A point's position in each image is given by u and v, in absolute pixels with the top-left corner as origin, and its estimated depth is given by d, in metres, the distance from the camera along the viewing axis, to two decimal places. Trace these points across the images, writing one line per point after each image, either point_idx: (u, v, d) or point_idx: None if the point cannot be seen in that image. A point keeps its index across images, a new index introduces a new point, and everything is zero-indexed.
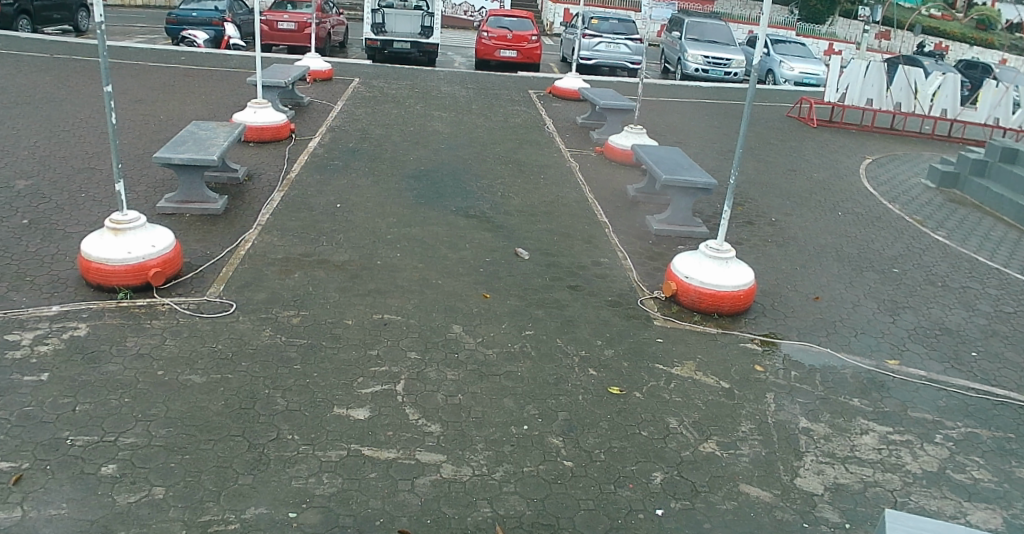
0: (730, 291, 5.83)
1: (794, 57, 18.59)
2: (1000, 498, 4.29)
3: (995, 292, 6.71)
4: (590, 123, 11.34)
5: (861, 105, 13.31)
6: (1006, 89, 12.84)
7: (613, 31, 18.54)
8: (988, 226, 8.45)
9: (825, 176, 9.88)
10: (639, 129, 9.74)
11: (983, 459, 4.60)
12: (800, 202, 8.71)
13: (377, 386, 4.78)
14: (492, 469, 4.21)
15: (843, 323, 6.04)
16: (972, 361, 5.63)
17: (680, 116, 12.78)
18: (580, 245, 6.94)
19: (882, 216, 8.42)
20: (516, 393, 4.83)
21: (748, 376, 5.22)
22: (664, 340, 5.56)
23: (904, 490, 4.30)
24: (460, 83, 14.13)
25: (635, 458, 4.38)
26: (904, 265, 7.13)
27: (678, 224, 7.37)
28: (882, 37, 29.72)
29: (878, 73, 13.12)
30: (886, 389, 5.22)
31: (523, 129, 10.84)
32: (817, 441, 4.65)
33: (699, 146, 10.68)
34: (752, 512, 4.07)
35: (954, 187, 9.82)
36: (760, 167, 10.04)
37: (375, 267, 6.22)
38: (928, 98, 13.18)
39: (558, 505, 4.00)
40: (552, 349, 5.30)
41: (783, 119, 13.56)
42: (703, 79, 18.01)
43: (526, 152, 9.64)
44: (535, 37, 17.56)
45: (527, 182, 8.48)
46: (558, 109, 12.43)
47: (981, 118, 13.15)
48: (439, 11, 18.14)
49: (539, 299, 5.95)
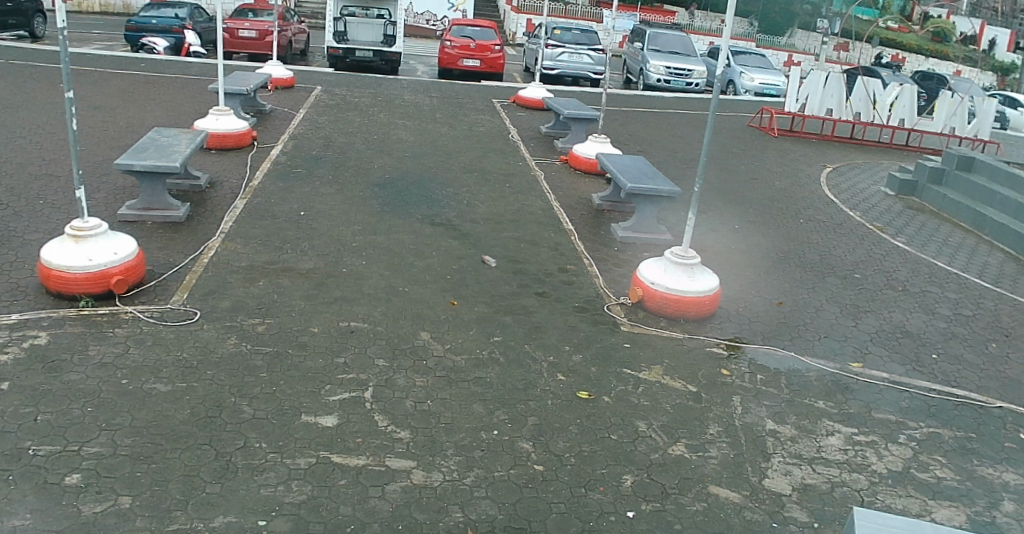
0: (697, 297, 5.87)
1: (754, 68, 18.89)
2: (963, 496, 4.39)
3: (954, 296, 6.88)
4: (554, 132, 11.40)
5: (822, 115, 13.45)
6: (962, 100, 13.27)
7: (577, 41, 18.73)
8: (945, 231, 8.66)
9: (785, 184, 10.04)
10: (603, 138, 9.80)
11: (945, 458, 4.71)
12: (762, 210, 8.83)
13: (344, 394, 4.78)
14: (463, 474, 4.23)
15: (806, 327, 6.12)
16: (933, 363, 5.77)
17: (643, 125, 12.94)
18: (546, 253, 6.97)
19: (842, 222, 8.58)
20: (485, 398, 4.85)
21: (714, 380, 5.27)
22: (632, 344, 5.58)
23: (871, 489, 4.38)
24: (423, 91, 14.16)
25: (605, 461, 4.43)
26: (865, 270, 7.28)
27: (643, 231, 7.42)
28: (840, 48, 30.36)
29: (838, 84, 13.33)
30: (851, 392, 5.32)
31: (488, 138, 10.89)
32: (783, 443, 4.73)
33: (662, 155, 10.78)
34: (722, 512, 4.13)
35: (913, 196, 10.01)
36: (723, 176, 10.16)
37: (341, 275, 6.19)
38: (887, 108, 13.49)
39: (530, 508, 4.03)
40: (520, 355, 5.31)
41: (744, 128, 13.77)
42: (666, 89, 18.21)
43: (492, 161, 9.67)
44: (498, 47, 17.68)
45: (492, 191, 8.50)
46: (523, 118, 12.52)
47: (937, 127, 13.50)
48: (402, 21, 18.15)
49: (506, 305, 5.95)
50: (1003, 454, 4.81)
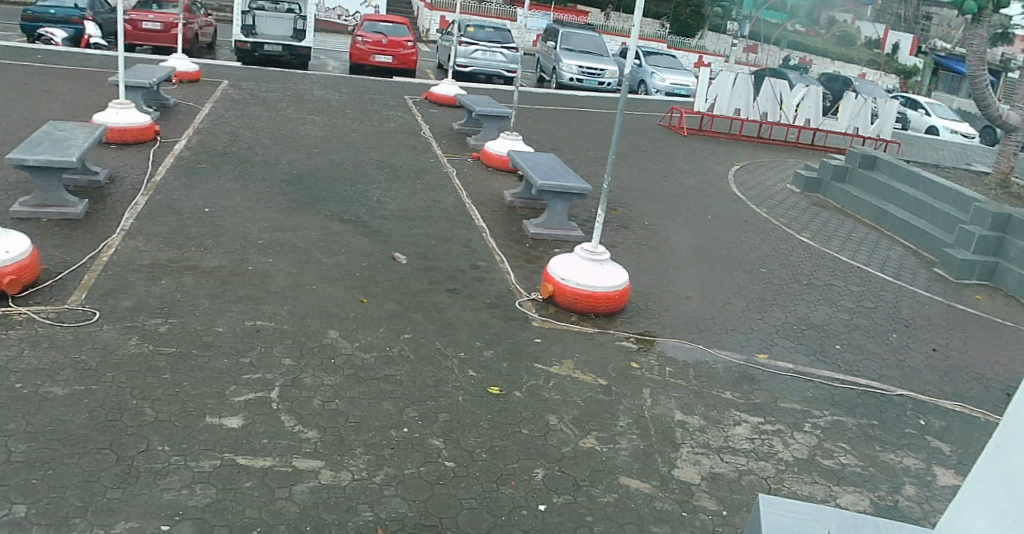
0: (606, 292, 5.96)
1: (665, 69, 19.33)
2: (867, 481, 4.58)
3: (856, 289, 7.17)
4: (466, 129, 11.42)
5: (730, 114, 13.87)
6: (864, 101, 13.85)
7: (490, 39, 18.75)
8: (848, 227, 9.03)
9: (693, 181, 10.30)
10: (515, 135, 9.86)
11: (849, 445, 4.91)
12: (671, 207, 9.05)
13: (250, 394, 4.69)
14: (372, 473, 4.20)
15: (713, 320, 6.30)
16: (837, 353, 6.01)
17: (557, 123, 13.07)
18: (456, 249, 6.98)
19: (748, 219, 8.86)
20: (395, 396, 4.83)
21: (624, 373, 5.38)
22: (543, 340, 5.64)
23: (778, 477, 4.53)
24: (333, 87, 14.00)
25: (516, 456, 4.46)
26: (771, 265, 7.53)
27: (554, 228, 7.51)
28: (749, 50, 31.40)
29: (746, 85, 13.72)
30: (758, 382, 5.49)
31: (399, 134, 10.85)
32: (692, 433, 4.85)
33: (573, 153, 10.92)
34: (632, 503, 4.21)
35: (817, 192, 10.45)
36: (633, 173, 10.36)
37: (247, 272, 6.07)
38: (792, 109, 14.05)
39: (441, 505, 4.02)
40: (431, 351, 5.31)
41: (654, 127, 14.05)
42: (578, 88, 18.44)
43: (402, 158, 9.63)
44: (411, 43, 17.54)
45: (403, 187, 8.47)
46: (435, 115, 12.52)
47: (842, 127, 14.07)
48: (312, 16, 17.84)
49: (417, 302, 5.93)
50: (903, 439, 5.04)
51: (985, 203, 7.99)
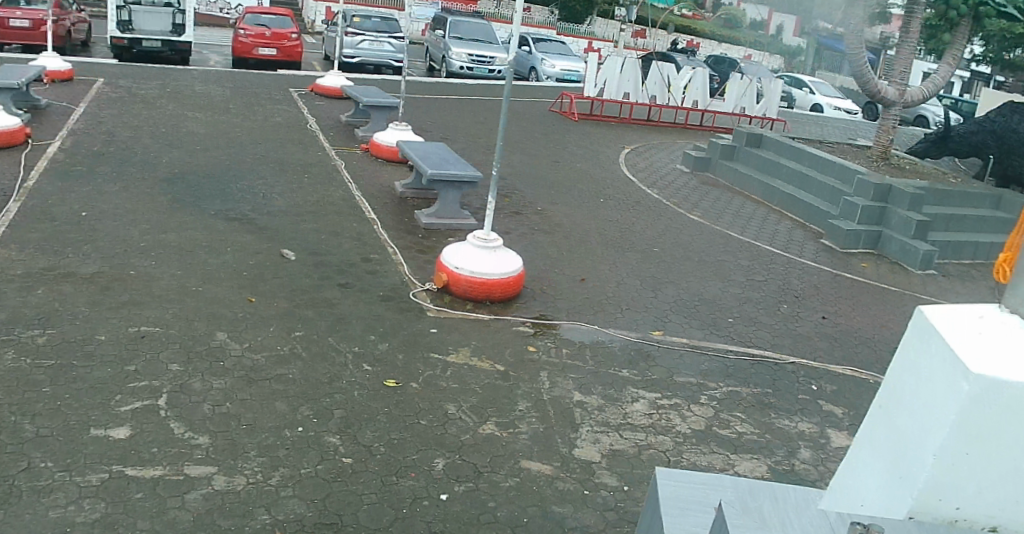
0: (500, 278, 6.02)
1: (555, 55, 19.52)
2: (762, 448, 4.77)
3: (746, 264, 7.44)
4: (355, 121, 11.30)
5: (619, 99, 14.19)
6: (749, 82, 14.55)
7: (377, 29, 18.43)
8: (737, 204, 9.36)
9: (585, 166, 10.48)
10: (403, 125, 9.82)
11: (744, 414, 5.10)
12: (563, 191, 9.18)
13: (137, 403, 4.54)
14: (267, 475, 4.12)
15: (608, 301, 6.44)
16: (730, 326, 6.23)
17: (451, 113, 13.04)
18: (348, 243, 6.91)
19: (639, 200, 9.08)
20: (289, 395, 4.77)
21: (521, 357, 5.44)
22: (439, 329, 5.65)
23: (677, 450, 4.68)
24: (215, 82, 13.61)
25: (415, 447, 4.47)
26: (663, 244, 7.74)
27: (448, 217, 7.52)
28: (637, 35, 32.19)
29: (633, 70, 14.12)
30: (654, 358, 5.64)
31: (285, 128, 10.65)
32: (590, 412, 4.95)
33: (463, 141, 10.94)
34: (534, 485, 4.27)
35: (707, 170, 10.74)
36: (524, 159, 10.46)
37: (129, 277, 5.87)
38: (680, 91, 14.54)
39: (340, 502, 3.99)
40: (324, 348, 5.26)
41: (544, 113, 14.18)
42: (469, 76, 18.53)
43: (289, 152, 9.46)
44: (296, 35, 17.38)
45: (291, 182, 8.32)
46: (321, 107, 12.35)
47: (729, 108, 14.74)
48: (191, 9, 17.23)
49: (309, 298, 5.86)
50: (797, 404, 5.26)
51: (866, 175, 8.46)
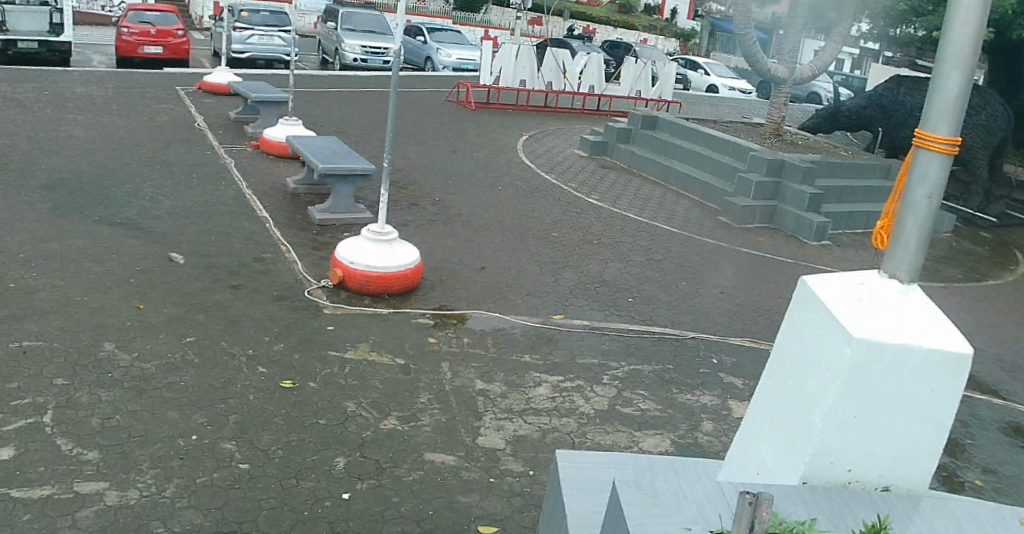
0: (397, 272, 5.96)
1: (449, 45, 19.58)
2: (666, 423, 4.84)
3: (645, 244, 7.55)
4: (245, 117, 11.06)
5: (516, 87, 14.19)
6: (644, 65, 15.06)
7: (267, 24, 18.08)
8: (635, 185, 9.50)
9: (483, 154, 10.47)
10: (294, 119, 9.66)
11: (647, 391, 5.16)
12: (461, 180, 9.16)
13: (20, 421, 4.29)
14: (162, 487, 3.93)
15: (509, 287, 6.44)
16: (630, 305, 6.30)
17: (347, 107, 12.85)
18: (240, 243, 6.74)
19: (538, 186, 9.12)
20: (181, 404, 4.60)
21: (421, 349, 5.40)
22: (336, 326, 5.56)
23: (581, 431, 4.70)
24: (96, 83, 13.06)
25: (315, 448, 4.35)
26: (561, 228, 7.79)
27: (342, 212, 7.44)
28: (534, 23, 32.42)
29: (528, 57, 14.13)
30: (555, 342, 5.67)
31: (170, 127, 10.30)
32: (493, 400, 4.93)
33: (356, 134, 10.80)
34: (438, 477, 4.21)
35: (603, 154, 10.83)
36: (421, 149, 10.38)
37: (7, 290, 5.58)
38: (576, 77, 14.75)
39: (239, 508, 3.83)
40: (217, 353, 5.11)
41: (440, 102, 14.06)
42: (364, 69, 18.37)
43: (175, 152, 9.16)
44: (182, 32, 16.93)
45: (179, 183, 8.06)
46: (209, 105, 12.03)
47: (625, 91, 15.20)
48: (69, 7, 16.51)
49: (200, 302, 5.68)
50: (699, 379, 5.36)
51: (760, 153, 8.78)
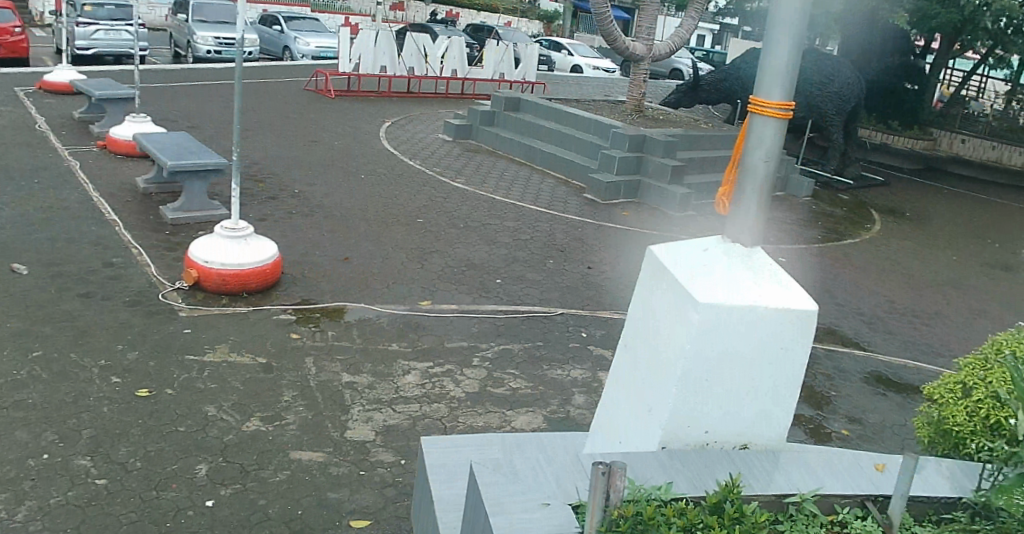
0: (254, 268, 5.84)
1: (307, 33, 19.31)
2: (538, 400, 4.90)
3: (511, 225, 7.61)
4: (89, 117, 10.62)
5: (378, 72, 14.10)
6: (506, 48, 15.37)
7: (113, 17, 17.29)
8: (502, 167, 9.57)
9: (346, 143, 10.30)
10: (142, 116, 9.30)
11: (518, 370, 5.22)
12: (323, 170, 9.00)
13: None
14: (11, 511, 3.63)
15: (376, 277, 6.39)
16: (497, 286, 6.35)
17: (205, 101, 12.39)
18: (88, 249, 6.43)
19: (403, 173, 9.06)
20: (29, 422, 4.30)
21: (284, 346, 5.29)
22: (193, 329, 5.38)
23: (452, 415, 4.69)
24: None
25: (175, 457, 4.15)
26: (425, 214, 7.77)
27: (196, 209, 7.24)
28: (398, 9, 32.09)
29: (388, 42, 14.07)
30: (423, 328, 5.66)
31: (5, 130, 9.68)
32: (360, 392, 4.88)
33: (210, 129, 10.45)
34: (307, 475, 4.11)
35: (469, 138, 10.83)
36: (279, 140, 10.14)
37: None
38: (438, 61, 14.85)
39: (96, 527, 3.58)
40: (66, 366, 4.84)
41: (298, 92, 13.69)
42: (218, 61, 17.84)
43: (13, 157, 8.62)
44: (20, 28, 15.98)
45: (17, 189, 7.60)
46: (48, 105, 11.40)
47: (489, 74, 15.45)
48: None
49: (44, 314, 5.38)
50: (568, 353, 5.46)
51: (621, 128, 9.06)
